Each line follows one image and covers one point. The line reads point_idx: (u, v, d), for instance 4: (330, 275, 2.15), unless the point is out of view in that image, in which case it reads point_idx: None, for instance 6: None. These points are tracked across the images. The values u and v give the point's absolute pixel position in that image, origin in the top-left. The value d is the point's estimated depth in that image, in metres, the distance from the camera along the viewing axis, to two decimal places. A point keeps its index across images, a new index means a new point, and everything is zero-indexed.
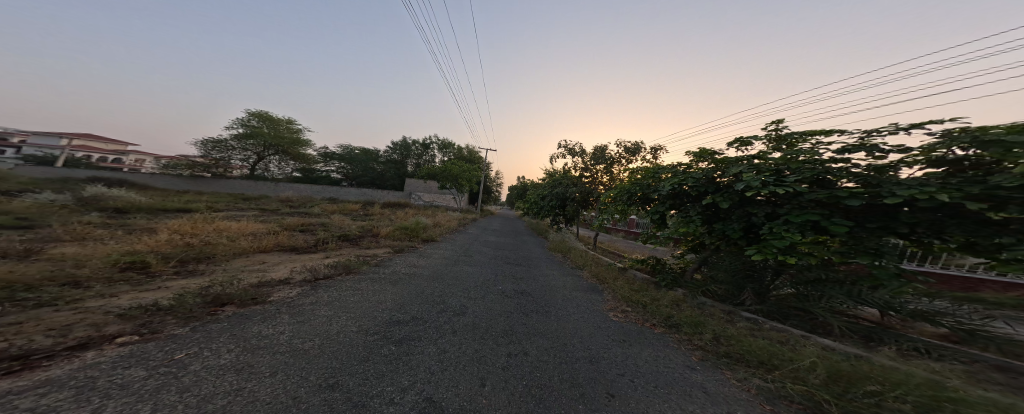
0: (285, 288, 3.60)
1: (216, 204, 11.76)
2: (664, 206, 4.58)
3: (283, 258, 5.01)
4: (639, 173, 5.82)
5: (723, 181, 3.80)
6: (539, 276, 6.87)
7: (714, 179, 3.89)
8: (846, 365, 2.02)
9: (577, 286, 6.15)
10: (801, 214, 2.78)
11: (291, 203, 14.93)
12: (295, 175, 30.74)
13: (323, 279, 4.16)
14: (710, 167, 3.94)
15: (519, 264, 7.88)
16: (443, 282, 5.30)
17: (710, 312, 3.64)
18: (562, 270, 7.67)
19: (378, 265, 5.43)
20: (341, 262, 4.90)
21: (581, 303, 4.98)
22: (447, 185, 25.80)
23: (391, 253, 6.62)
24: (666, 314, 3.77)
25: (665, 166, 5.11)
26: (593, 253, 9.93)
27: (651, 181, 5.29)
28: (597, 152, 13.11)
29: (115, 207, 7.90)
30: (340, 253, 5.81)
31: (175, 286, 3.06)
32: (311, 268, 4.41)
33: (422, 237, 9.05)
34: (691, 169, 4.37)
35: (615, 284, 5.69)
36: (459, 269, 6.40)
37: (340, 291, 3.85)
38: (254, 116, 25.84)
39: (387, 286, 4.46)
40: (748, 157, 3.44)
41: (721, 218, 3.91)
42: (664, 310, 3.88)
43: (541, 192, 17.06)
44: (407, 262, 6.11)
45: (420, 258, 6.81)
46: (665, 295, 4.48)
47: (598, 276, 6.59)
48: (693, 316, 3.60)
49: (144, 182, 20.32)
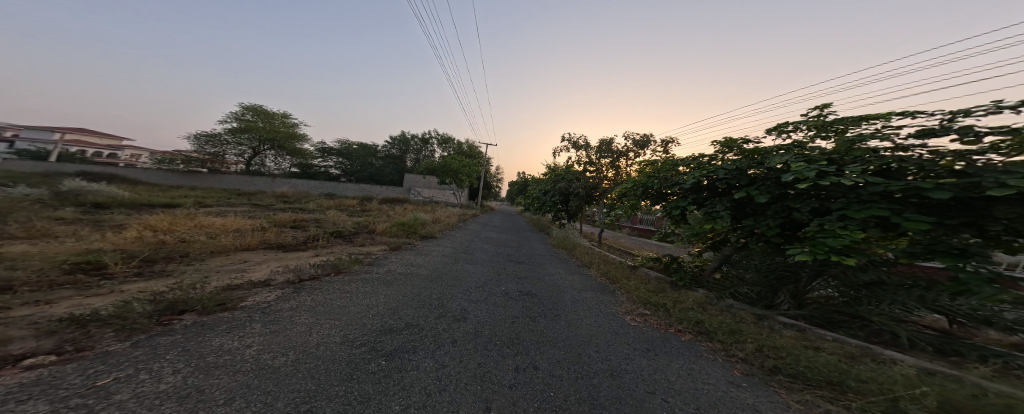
0: (263, 291, 3.18)
1: (204, 199, 11.24)
2: (685, 201, 4.21)
3: (268, 255, 4.59)
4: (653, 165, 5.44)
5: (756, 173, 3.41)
6: (545, 275, 6.49)
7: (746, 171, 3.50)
8: (955, 395, 1.66)
9: (586, 285, 5.79)
10: (864, 210, 2.45)
11: (284, 198, 14.46)
12: (291, 171, 30.19)
13: (308, 281, 3.74)
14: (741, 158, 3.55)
15: (523, 262, 7.51)
16: (442, 282, 4.92)
17: (745, 318, 3.26)
18: (568, 268, 7.31)
19: (373, 264, 5.04)
20: (331, 261, 4.49)
21: (592, 305, 4.60)
22: (446, 180, 25.30)
23: (387, 251, 6.23)
24: (695, 320, 3.41)
25: (684, 158, 4.71)
26: (599, 250, 9.58)
27: (667, 175, 4.90)
28: (602, 146, 12.69)
29: (92, 202, 7.45)
30: (332, 251, 5.40)
31: (130, 289, 2.63)
32: (296, 268, 3.99)
33: (421, 234, 8.65)
34: (717, 160, 3.98)
35: (628, 284, 5.32)
36: (458, 268, 6.01)
37: (327, 294, 3.45)
38: (248, 110, 25.19)
39: (381, 287, 4.07)
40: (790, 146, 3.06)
41: (753, 213, 3.55)
42: (691, 315, 3.50)
43: (542, 187, 16.63)
44: (403, 261, 5.71)
45: (418, 256, 6.40)
46: (688, 297, 4.11)
47: (608, 274, 6.23)
48: (727, 323, 3.23)
49: (134, 177, 19.80)
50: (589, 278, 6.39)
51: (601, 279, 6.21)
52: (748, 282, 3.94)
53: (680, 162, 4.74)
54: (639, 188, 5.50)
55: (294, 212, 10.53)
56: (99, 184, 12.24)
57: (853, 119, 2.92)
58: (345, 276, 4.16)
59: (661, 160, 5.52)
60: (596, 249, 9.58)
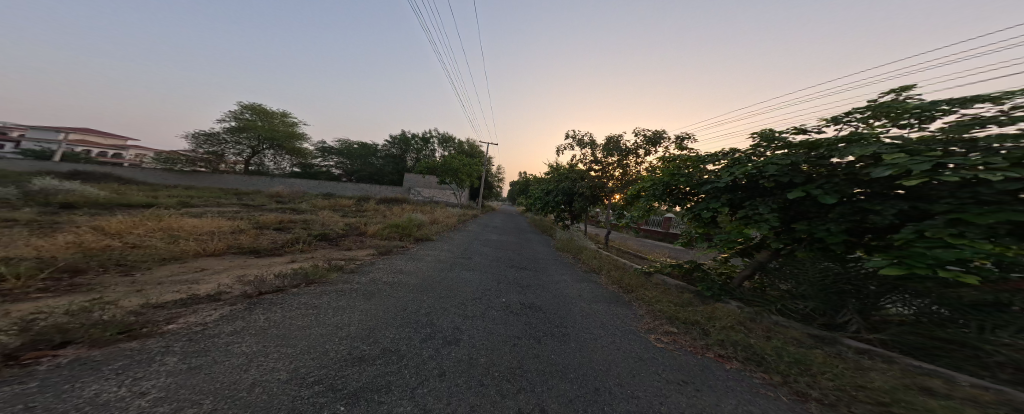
0: (205, 308, 2.56)
1: (191, 198, 10.62)
2: (717, 202, 3.53)
3: (234, 261, 3.98)
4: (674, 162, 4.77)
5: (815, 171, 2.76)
6: (549, 283, 5.85)
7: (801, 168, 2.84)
8: None
9: (596, 295, 5.15)
10: (994, 211, 1.79)
11: (278, 198, 13.88)
12: (290, 170, 29.68)
13: (269, 293, 3.12)
14: (794, 152, 2.89)
15: (525, 268, 6.89)
16: (432, 294, 4.30)
17: (804, 344, 2.59)
18: (575, 274, 6.67)
19: (355, 272, 4.44)
20: (303, 270, 3.88)
21: (606, 321, 3.95)
22: (447, 180, 24.71)
23: (375, 256, 5.62)
24: (739, 342, 2.74)
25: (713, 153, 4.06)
26: (607, 253, 8.93)
27: (692, 171, 4.22)
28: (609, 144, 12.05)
29: (63, 202, 6.91)
30: (311, 256, 4.79)
31: (16, 310, 2.01)
32: (259, 278, 3.37)
33: (416, 237, 8.03)
34: (759, 155, 3.31)
35: (646, 295, 4.66)
36: (453, 276, 5.39)
37: (288, 311, 2.84)
38: (246, 109, 24.62)
39: (359, 301, 3.45)
40: (870, 136, 2.40)
41: (809, 216, 2.87)
42: (734, 337, 2.83)
43: (545, 187, 15.97)
44: (392, 267, 5.12)
45: (410, 261, 5.81)
46: (722, 312, 3.45)
47: (622, 283, 5.56)
48: (784, 349, 2.55)
49: (131, 176, 19.40)
50: (600, 286, 5.73)
51: (614, 288, 5.54)
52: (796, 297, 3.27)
53: (707, 158, 4.06)
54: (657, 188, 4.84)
55: (284, 212, 9.90)
56: (83, 182, 11.61)
57: (950, 100, 2.29)
58: (317, 287, 3.54)
59: (682, 156, 4.86)
60: (603, 253, 8.92)
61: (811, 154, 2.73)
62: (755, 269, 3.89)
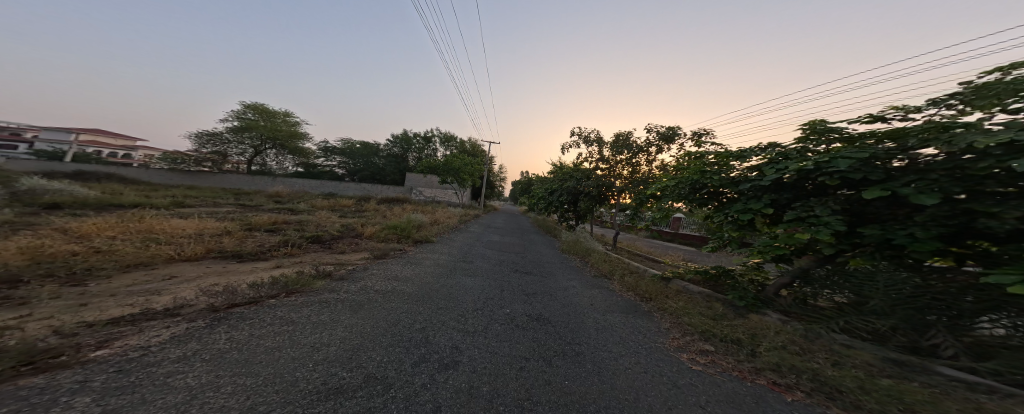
0: (157, 325, 2.11)
1: (183, 198, 10.19)
2: (757, 203, 3.04)
3: (212, 268, 3.58)
4: (699, 159, 4.30)
5: (897, 167, 2.31)
6: (557, 290, 5.42)
7: (877, 163, 2.38)
8: None
9: (610, 305, 4.69)
10: None
11: (275, 197, 13.47)
12: (292, 170, 29.41)
13: (241, 305, 2.66)
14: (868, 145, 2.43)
15: (530, 273, 6.46)
16: (428, 306, 3.88)
17: (888, 374, 2.10)
18: (583, 279, 6.23)
19: (344, 280, 4.02)
20: (285, 277, 3.47)
21: (626, 337, 3.49)
22: (449, 179, 24.38)
23: (370, 261, 5.21)
24: (798, 367, 2.28)
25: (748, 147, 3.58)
26: (617, 256, 8.50)
27: (724, 169, 3.76)
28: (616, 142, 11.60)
29: (44, 202, 6.55)
30: (300, 261, 4.39)
31: None
32: (234, 287, 2.96)
33: (415, 238, 7.64)
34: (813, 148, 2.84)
35: (669, 306, 4.19)
36: (452, 283, 4.99)
37: (258, 326, 2.40)
38: (249, 108, 24.27)
39: (344, 315, 3.04)
40: (982, 125, 1.97)
41: (881, 219, 2.43)
42: (793, 362, 2.35)
43: (549, 187, 15.48)
44: (386, 273, 4.72)
45: (407, 266, 5.39)
46: (767, 329, 2.97)
47: (639, 292, 5.09)
48: (862, 378, 2.08)
49: (132, 176, 19.24)
50: (613, 294, 5.25)
51: (630, 297, 5.07)
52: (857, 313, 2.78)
53: (742, 154, 3.60)
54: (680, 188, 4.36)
55: (278, 212, 9.49)
56: (72, 181, 11.15)
57: None
58: (297, 298, 3.11)
59: (707, 154, 4.39)
60: (613, 256, 8.46)
61: (894, 146, 2.28)
62: (794, 278, 3.49)
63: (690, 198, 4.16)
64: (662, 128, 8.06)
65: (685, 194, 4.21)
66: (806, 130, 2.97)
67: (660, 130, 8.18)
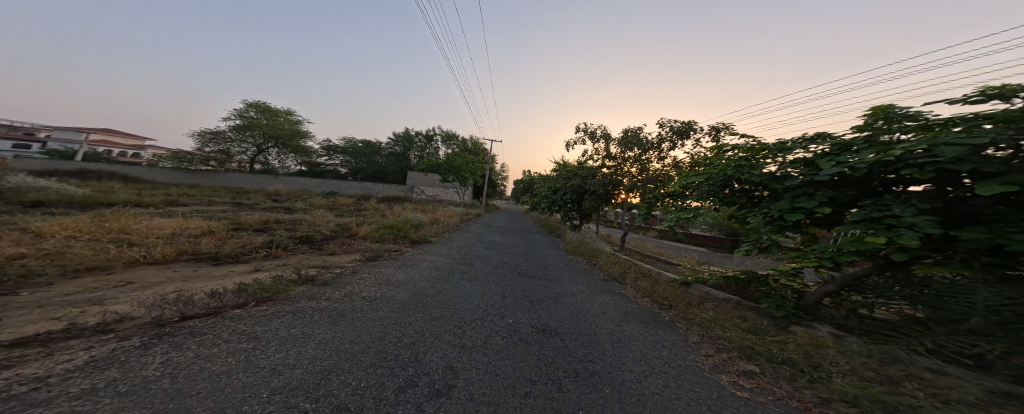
0: (78, 345, 1.69)
1: (172, 196, 9.69)
2: (811, 202, 2.64)
3: (182, 271, 3.19)
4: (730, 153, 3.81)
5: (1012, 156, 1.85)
6: (564, 296, 4.98)
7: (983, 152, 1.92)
8: None
9: (625, 314, 4.25)
10: None
11: (271, 195, 13.03)
12: (294, 169, 29.04)
13: (199, 317, 2.24)
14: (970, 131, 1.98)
15: (534, 277, 6.04)
16: (421, 317, 3.48)
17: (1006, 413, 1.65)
18: (592, 283, 5.80)
19: (330, 286, 3.61)
20: (262, 283, 3.07)
21: (648, 355, 3.05)
22: (450, 178, 24.06)
23: (361, 264, 4.81)
24: (883, 401, 1.82)
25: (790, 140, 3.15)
26: (626, 258, 8.07)
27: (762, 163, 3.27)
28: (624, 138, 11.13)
29: (21, 200, 6.19)
30: (285, 264, 4.01)
31: None
32: (198, 295, 2.55)
33: (412, 239, 7.27)
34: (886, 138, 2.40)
35: (696, 317, 3.75)
36: (449, 289, 4.58)
37: (207, 343, 1.98)
38: (252, 107, 23.61)
39: (321, 328, 2.64)
40: None
41: (982, 221, 2.00)
42: (874, 393, 1.89)
43: (553, 185, 14.99)
44: (378, 278, 4.33)
45: (401, 270, 4.99)
46: (825, 348, 2.52)
47: (657, 299, 4.64)
48: None
49: (131, 175, 19.05)
50: (628, 301, 4.79)
51: (646, 304, 4.62)
52: (938, 331, 2.34)
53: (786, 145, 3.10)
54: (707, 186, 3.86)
55: (270, 210, 9.04)
56: (56, 179, 10.56)
57: None
58: (266, 308, 2.69)
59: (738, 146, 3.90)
60: (622, 257, 8.03)
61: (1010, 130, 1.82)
62: (844, 286, 3.16)
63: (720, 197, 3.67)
64: (677, 123, 7.56)
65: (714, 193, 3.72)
66: (874, 119, 2.56)
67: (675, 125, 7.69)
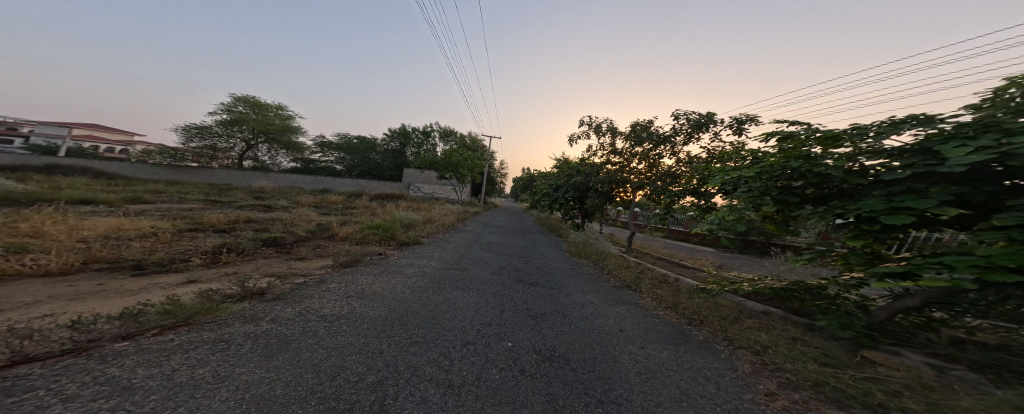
0: None
1: (140, 193, 8.72)
2: (923, 197, 1.90)
3: (77, 287, 2.43)
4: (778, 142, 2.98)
5: None
6: (572, 311, 4.27)
7: None
8: None
9: (646, 332, 3.53)
10: None
11: (256, 193, 12.07)
12: (287, 165, 28.04)
13: (42, 361, 1.50)
14: None
15: (535, 284, 5.34)
16: (395, 343, 2.75)
17: None
18: (601, 292, 5.09)
19: (278, 302, 2.84)
20: (181, 301, 2.32)
21: (690, 393, 2.30)
22: (448, 174, 23.29)
23: (331, 272, 4.04)
24: None
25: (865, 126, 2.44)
26: (634, 260, 7.40)
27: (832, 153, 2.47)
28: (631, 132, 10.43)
29: None
30: (232, 273, 3.26)
31: None
32: (64, 325, 1.80)
33: (400, 240, 6.54)
34: None
35: (739, 339, 2.99)
36: (436, 304, 3.86)
37: (22, 409, 1.23)
38: (240, 102, 22.07)
39: (245, 369, 1.89)
40: None
41: None
42: None
43: (555, 182, 14.21)
44: (349, 289, 3.60)
45: (379, 278, 4.24)
46: (947, 394, 1.78)
47: (683, 314, 3.88)
48: None
49: (110, 170, 17.98)
50: (648, 316, 4.02)
51: (672, 319, 3.84)
52: None
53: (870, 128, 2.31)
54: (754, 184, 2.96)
55: (247, 208, 8.20)
56: (12, 174, 9.47)
57: None
58: (167, 341, 1.92)
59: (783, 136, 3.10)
60: (630, 259, 7.36)
61: None
62: (928, 302, 2.40)
63: (775, 198, 2.77)
64: (695, 115, 6.80)
65: (766, 193, 2.81)
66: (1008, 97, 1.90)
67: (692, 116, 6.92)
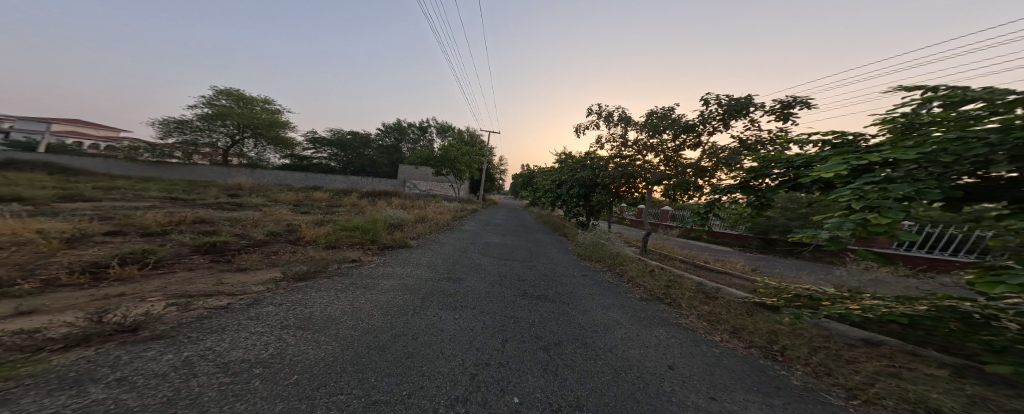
0: None
1: (84, 189, 7.53)
2: None
3: None
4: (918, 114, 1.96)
5: None
6: (597, 341, 3.27)
7: None
8: None
9: (713, 375, 2.52)
10: None
11: (230, 190, 10.89)
12: (277, 162, 26.87)
13: None
14: None
15: (545, 299, 4.34)
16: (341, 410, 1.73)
17: None
18: (627, 308, 4.09)
19: (152, 342, 1.78)
20: None
21: None
22: (444, 170, 22.28)
23: (274, 289, 3.00)
24: None
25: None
26: (655, 263, 6.44)
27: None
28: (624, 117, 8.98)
29: None
30: (116, 295, 2.24)
31: None
32: None
33: (383, 243, 5.54)
34: None
35: (871, 392, 1.98)
36: (417, 337, 2.85)
37: None
38: (221, 94, 20.65)
39: None
40: None
41: None
42: None
43: (559, 177, 13.16)
44: (294, 317, 2.59)
45: (339, 298, 3.20)
46: None
47: (753, 345, 2.87)
48: None
49: (80, 166, 16.70)
50: (703, 346, 3.00)
51: (740, 352, 2.83)
52: None
53: None
54: (894, 173, 1.81)
55: (209, 206, 7.10)
56: None
57: None
58: None
59: (919, 107, 2.07)
60: (651, 263, 6.41)
61: None
62: None
63: (944, 193, 1.65)
64: (727, 97, 5.82)
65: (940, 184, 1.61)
66: None
67: (724, 100, 5.92)
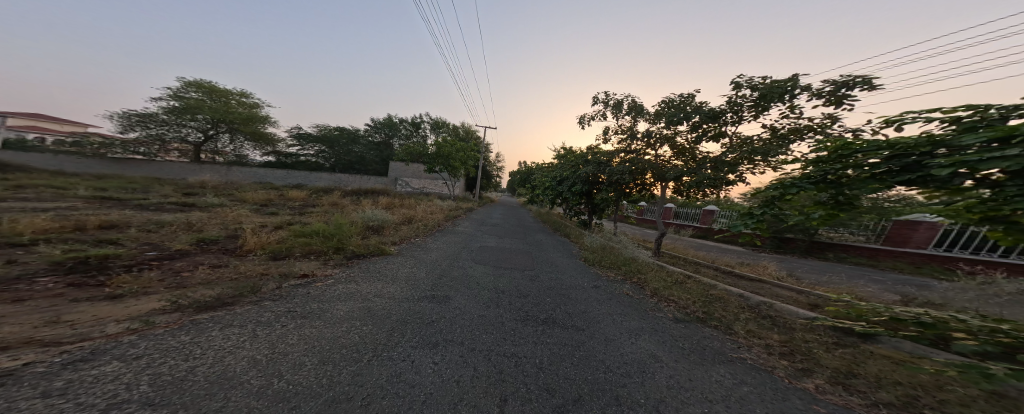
0: None
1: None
2: None
3: None
4: None
5: None
6: (634, 390, 2.31)
7: None
8: None
9: None
10: None
11: (189, 189, 9.62)
12: (258, 160, 25.32)
13: None
14: None
15: (554, 325, 3.37)
16: None
17: None
18: (660, 337, 3.14)
19: None
20: None
21: None
22: (436, 167, 21.11)
23: (140, 330, 1.96)
24: None
25: None
26: (678, 270, 5.51)
27: None
28: (637, 105, 8.01)
29: None
30: None
31: None
32: None
33: (349, 252, 4.49)
34: None
35: None
36: (371, 404, 1.83)
37: None
38: (190, 86, 19.09)
39: None
40: None
41: None
42: None
43: (559, 173, 12.18)
44: (139, 388, 1.53)
45: (251, 342, 2.19)
46: None
47: (878, 402, 1.82)
48: None
49: (28, 163, 15.06)
50: (798, 403, 1.93)
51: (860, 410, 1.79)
52: None
53: None
54: None
55: (145, 208, 5.93)
56: None
57: None
58: None
59: None
60: (672, 270, 5.48)
61: None
62: None
63: None
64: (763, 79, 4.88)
65: None
66: None
67: (758, 82, 4.99)
